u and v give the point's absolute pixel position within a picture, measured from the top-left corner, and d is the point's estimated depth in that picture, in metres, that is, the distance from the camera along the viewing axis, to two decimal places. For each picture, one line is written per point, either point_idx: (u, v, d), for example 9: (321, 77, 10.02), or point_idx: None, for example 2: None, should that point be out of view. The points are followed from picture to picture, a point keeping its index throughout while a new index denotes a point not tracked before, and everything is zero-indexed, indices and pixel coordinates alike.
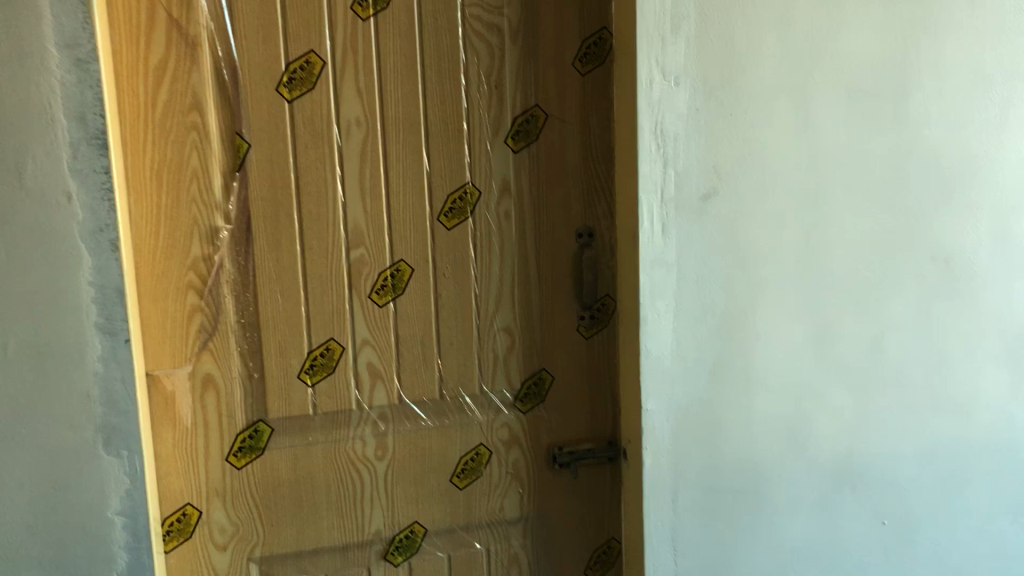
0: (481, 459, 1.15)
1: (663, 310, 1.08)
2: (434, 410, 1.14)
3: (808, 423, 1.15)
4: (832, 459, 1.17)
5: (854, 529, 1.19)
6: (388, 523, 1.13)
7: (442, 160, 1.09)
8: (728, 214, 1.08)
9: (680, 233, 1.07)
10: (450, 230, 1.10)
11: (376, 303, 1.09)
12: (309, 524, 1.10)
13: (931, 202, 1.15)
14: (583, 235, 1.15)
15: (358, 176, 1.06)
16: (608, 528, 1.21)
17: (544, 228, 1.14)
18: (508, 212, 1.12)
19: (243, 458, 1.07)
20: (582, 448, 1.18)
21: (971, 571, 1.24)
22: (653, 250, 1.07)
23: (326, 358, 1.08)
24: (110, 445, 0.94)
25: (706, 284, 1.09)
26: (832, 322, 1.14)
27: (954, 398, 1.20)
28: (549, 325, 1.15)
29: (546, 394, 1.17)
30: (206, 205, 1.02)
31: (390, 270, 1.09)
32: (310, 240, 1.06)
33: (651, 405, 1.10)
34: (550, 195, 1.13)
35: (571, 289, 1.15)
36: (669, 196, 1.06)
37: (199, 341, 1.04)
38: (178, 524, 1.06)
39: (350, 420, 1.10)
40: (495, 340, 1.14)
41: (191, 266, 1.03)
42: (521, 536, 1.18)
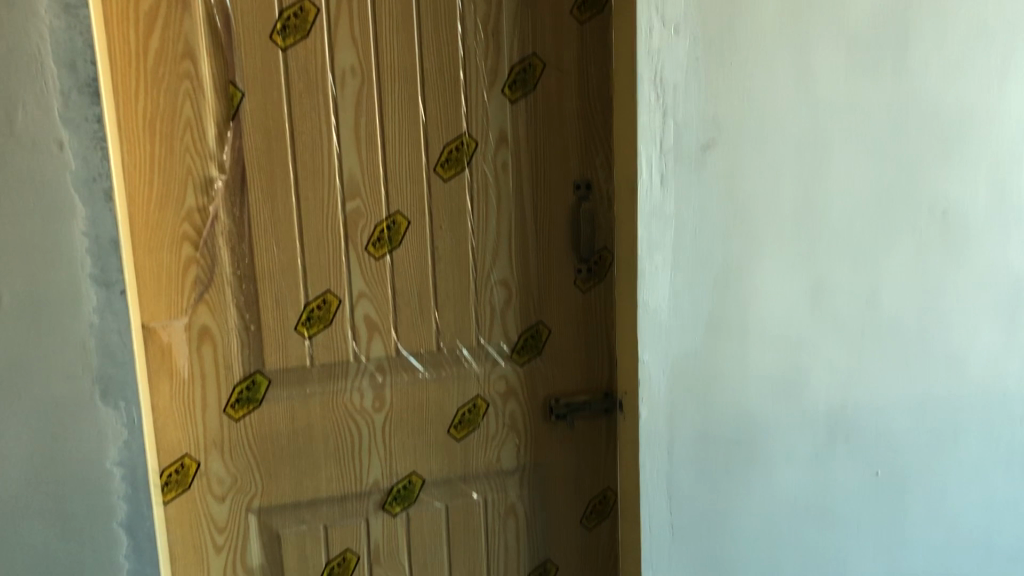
0: (478, 411, 1.16)
1: (661, 263, 1.08)
2: (431, 362, 1.13)
3: (804, 375, 1.15)
4: (827, 411, 1.17)
5: (847, 479, 1.20)
6: (386, 474, 1.14)
7: (438, 110, 1.07)
8: (728, 165, 1.07)
9: (679, 184, 1.06)
10: (446, 181, 1.09)
11: (373, 256, 1.09)
12: (307, 475, 1.11)
13: (931, 154, 1.14)
14: (581, 186, 1.14)
15: (354, 126, 1.05)
16: (604, 478, 1.22)
17: (541, 180, 1.13)
18: (506, 163, 1.11)
19: (241, 409, 1.07)
20: (579, 400, 1.18)
21: (963, 520, 1.25)
22: (652, 202, 1.06)
23: (322, 310, 1.08)
24: (108, 396, 0.94)
25: (705, 236, 1.08)
26: (830, 275, 1.14)
27: (949, 350, 1.20)
28: (547, 278, 1.15)
29: (543, 347, 1.17)
30: (200, 155, 1.01)
31: (386, 222, 1.08)
32: (305, 190, 1.05)
33: (648, 357, 1.10)
34: (548, 146, 1.12)
35: (568, 241, 1.15)
36: (668, 147, 1.05)
37: (195, 293, 1.04)
38: (176, 475, 1.06)
39: (347, 372, 1.10)
40: (492, 293, 1.14)
41: (186, 217, 1.02)
42: (518, 486, 1.19)
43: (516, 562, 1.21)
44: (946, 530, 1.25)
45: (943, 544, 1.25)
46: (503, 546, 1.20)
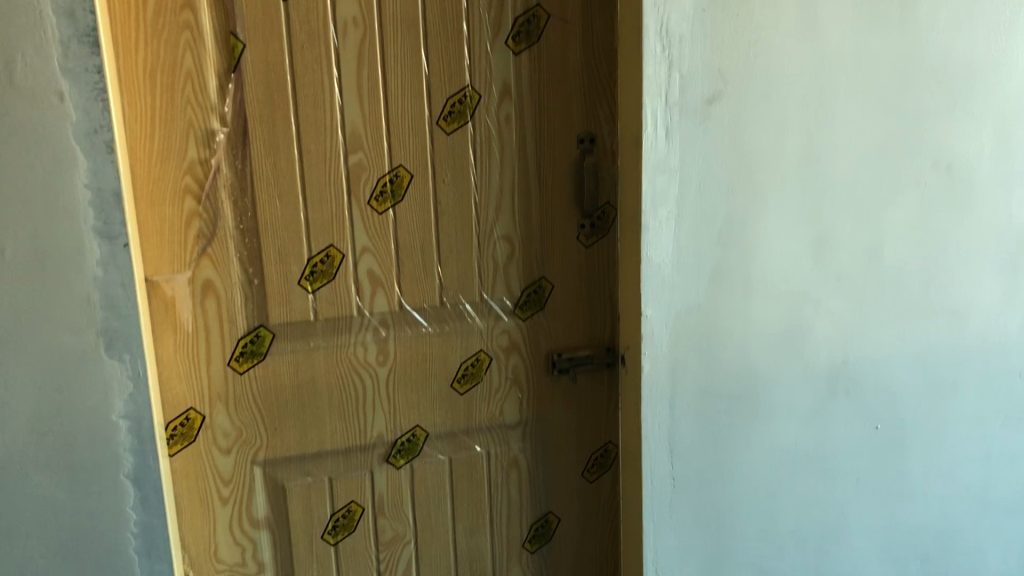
0: (481, 365, 1.16)
1: (665, 218, 1.08)
2: (435, 317, 1.14)
3: (806, 330, 1.16)
4: (828, 366, 1.18)
5: (847, 433, 1.21)
6: (390, 427, 1.14)
7: (441, 62, 1.06)
8: (733, 118, 1.06)
9: (684, 138, 1.05)
10: (449, 134, 1.09)
11: (376, 210, 1.08)
12: (312, 428, 1.11)
13: (937, 108, 1.13)
14: (585, 140, 1.13)
15: (356, 78, 1.04)
16: (606, 432, 1.23)
17: (545, 133, 1.12)
18: (509, 116, 1.10)
19: (245, 363, 1.07)
20: (581, 354, 1.19)
21: (960, 473, 1.26)
22: (657, 156, 1.05)
23: (326, 265, 1.08)
24: (113, 349, 0.94)
25: (708, 191, 1.08)
26: (834, 230, 1.14)
27: (950, 305, 1.20)
28: (550, 232, 1.15)
29: (545, 302, 1.17)
30: (201, 107, 1.00)
31: (389, 176, 1.08)
32: (307, 143, 1.04)
33: (651, 311, 1.10)
34: (551, 99, 1.11)
35: (572, 196, 1.14)
36: (674, 101, 1.04)
37: (198, 247, 1.04)
38: (182, 428, 1.07)
39: (351, 326, 1.10)
40: (495, 248, 1.14)
41: (188, 170, 1.01)
42: (521, 439, 1.20)
43: (518, 514, 1.22)
44: (944, 483, 1.26)
45: (941, 497, 1.26)
46: (506, 499, 1.21)
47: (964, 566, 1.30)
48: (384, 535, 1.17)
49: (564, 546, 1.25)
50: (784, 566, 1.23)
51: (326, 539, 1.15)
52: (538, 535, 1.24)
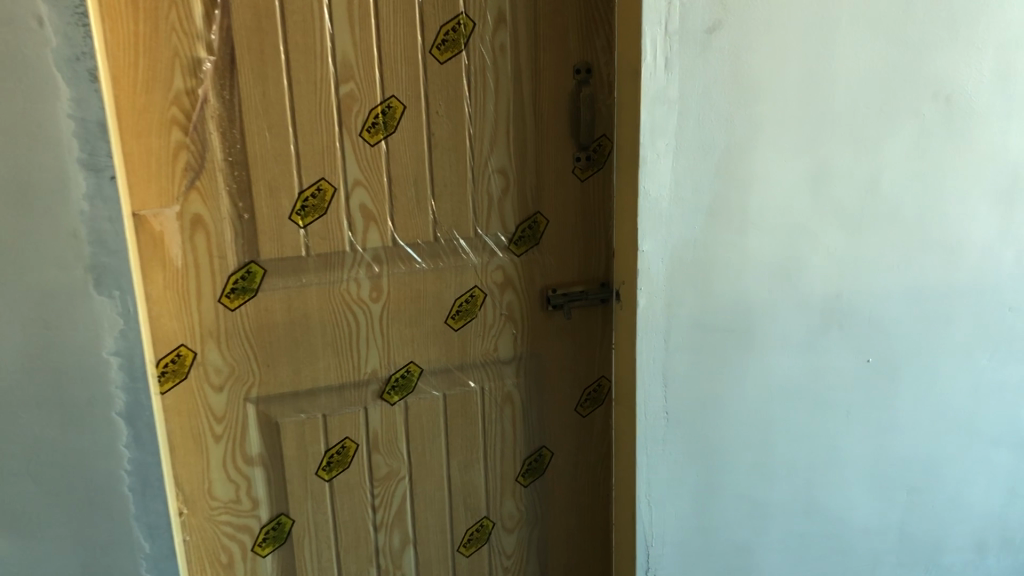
0: (476, 302, 1.15)
1: (663, 150, 1.06)
2: (429, 253, 1.12)
3: (801, 263, 1.16)
4: (823, 299, 1.18)
5: (839, 367, 1.21)
6: (384, 363, 1.13)
7: None
8: (734, 46, 1.04)
9: (684, 67, 1.04)
10: (443, 64, 1.06)
11: (368, 142, 1.06)
12: (305, 364, 1.10)
13: (938, 37, 1.11)
14: (581, 71, 1.11)
15: (346, 5, 1.01)
16: (599, 367, 1.23)
17: (541, 63, 1.09)
18: (504, 45, 1.07)
19: (236, 299, 1.05)
20: (576, 290, 1.18)
21: (948, 405, 1.28)
22: (656, 87, 1.04)
23: (317, 199, 1.06)
24: (102, 286, 0.92)
25: (707, 121, 1.07)
26: (831, 163, 1.13)
27: (943, 239, 1.20)
28: (545, 166, 1.13)
29: (540, 237, 1.16)
30: (186, 35, 0.97)
31: (381, 107, 1.05)
32: (296, 73, 1.01)
33: (647, 246, 1.09)
34: (548, 27, 1.08)
35: (568, 128, 1.13)
36: (674, 29, 1.02)
37: (186, 180, 1.01)
38: (173, 365, 1.05)
39: (344, 261, 1.08)
40: (490, 181, 1.12)
41: (174, 100, 0.98)
42: (515, 374, 1.19)
43: (513, 449, 1.22)
44: (932, 414, 1.27)
45: (929, 428, 1.28)
46: (500, 434, 1.21)
47: (949, 495, 1.32)
48: (378, 470, 1.17)
49: (557, 480, 1.26)
50: (775, 497, 1.25)
51: (321, 475, 1.14)
52: (531, 470, 1.24)
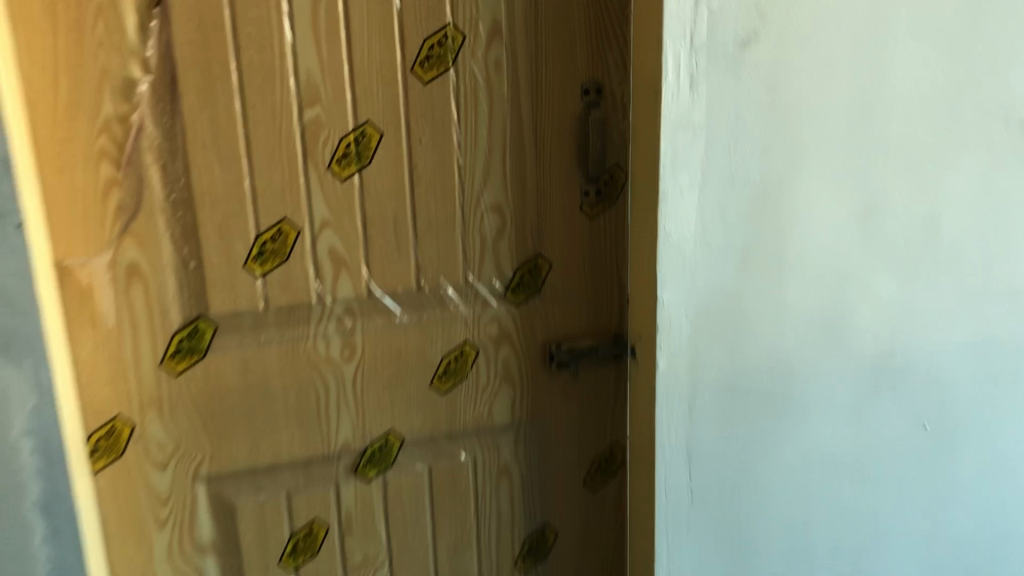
0: (466, 359, 0.98)
1: (686, 185, 0.91)
2: (411, 304, 0.95)
3: (848, 315, 0.99)
4: (872, 356, 1.01)
5: (890, 434, 1.04)
6: (358, 433, 0.96)
7: None
8: (772, 63, 0.88)
9: (711, 88, 0.88)
10: (426, 85, 0.90)
11: (338, 177, 0.90)
12: (264, 436, 0.94)
13: (1011, 50, 0.95)
14: (591, 91, 0.94)
15: (312, 15, 0.85)
16: (612, 433, 1.06)
17: (543, 82, 0.93)
18: (499, 62, 0.91)
19: (181, 363, 0.89)
20: (584, 345, 1.01)
21: (1014, 475, 1.10)
22: (679, 111, 0.88)
23: (277, 244, 0.90)
24: (9, 352, 0.76)
25: (739, 151, 0.91)
26: (884, 198, 0.96)
27: (1011, 284, 1.03)
28: (549, 202, 0.97)
29: (542, 284, 0.99)
30: (117, 51, 0.81)
31: (353, 135, 0.89)
32: (251, 96, 0.85)
33: (667, 296, 0.93)
34: (551, 40, 0.92)
35: (574, 159, 0.96)
36: (700, 42, 0.86)
37: (119, 223, 0.85)
38: (107, 442, 0.89)
39: (310, 316, 0.92)
40: (483, 220, 0.95)
41: (103, 128, 0.82)
42: (512, 444, 1.02)
43: (509, 529, 1.05)
44: (996, 486, 1.10)
45: (992, 502, 1.10)
46: (495, 512, 1.04)
47: None
48: (352, 557, 1.00)
49: (562, 563, 1.09)
50: None
51: (285, 564, 0.98)
52: (531, 552, 1.07)
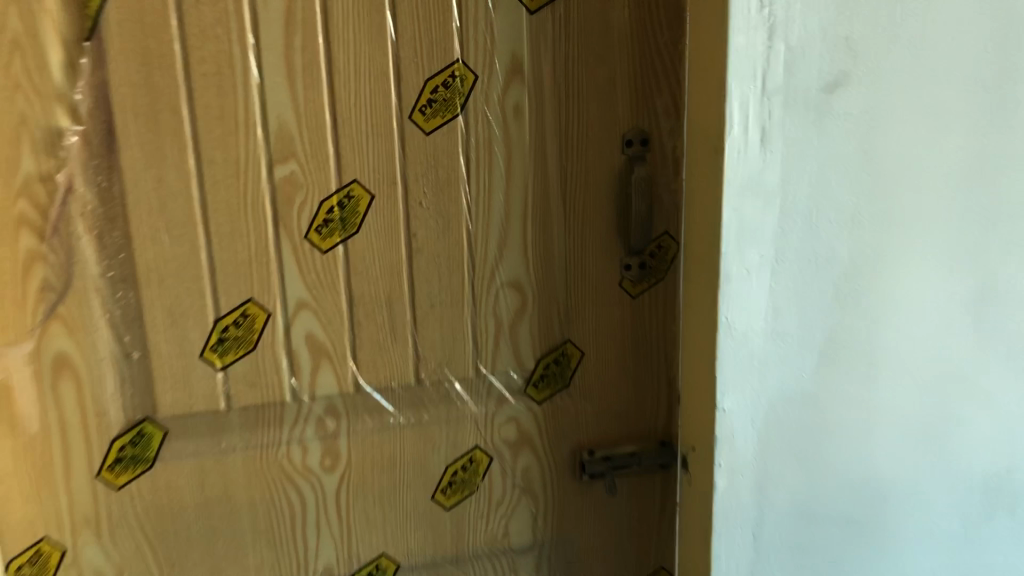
0: (477, 468, 0.80)
1: (755, 264, 0.72)
2: (408, 402, 0.78)
3: (956, 425, 0.79)
4: (985, 475, 0.81)
5: (1003, 566, 0.84)
6: (343, 557, 0.79)
7: (415, 27, 0.70)
8: (863, 112, 0.71)
9: (788, 142, 0.70)
10: (429, 135, 0.73)
11: (318, 249, 0.72)
12: (227, 560, 0.77)
13: None
14: (634, 142, 0.77)
15: (284, 49, 0.68)
16: (657, 557, 0.86)
17: (576, 133, 0.76)
18: (519, 108, 0.74)
19: (123, 475, 0.73)
20: (622, 453, 0.82)
21: None
22: (747, 172, 0.70)
23: (241, 330, 0.73)
24: None
25: (821, 221, 0.73)
26: (1002, 279, 0.77)
27: None
28: (582, 279, 0.79)
29: (571, 378, 0.81)
30: (40, 94, 0.65)
31: (336, 198, 0.72)
32: (208, 149, 0.69)
33: (727, 403, 0.74)
34: (584, 81, 0.75)
35: (614, 226, 0.78)
36: (774, 86, 0.69)
37: (45, 305, 0.69)
38: (31, 568, 0.73)
39: (283, 417, 0.75)
40: (498, 301, 0.77)
41: (22, 189, 0.67)
42: (533, 569, 0.84)
43: None
44: None
45: None
46: None
47: None
48: None
49: None
50: None
51: None
52: None
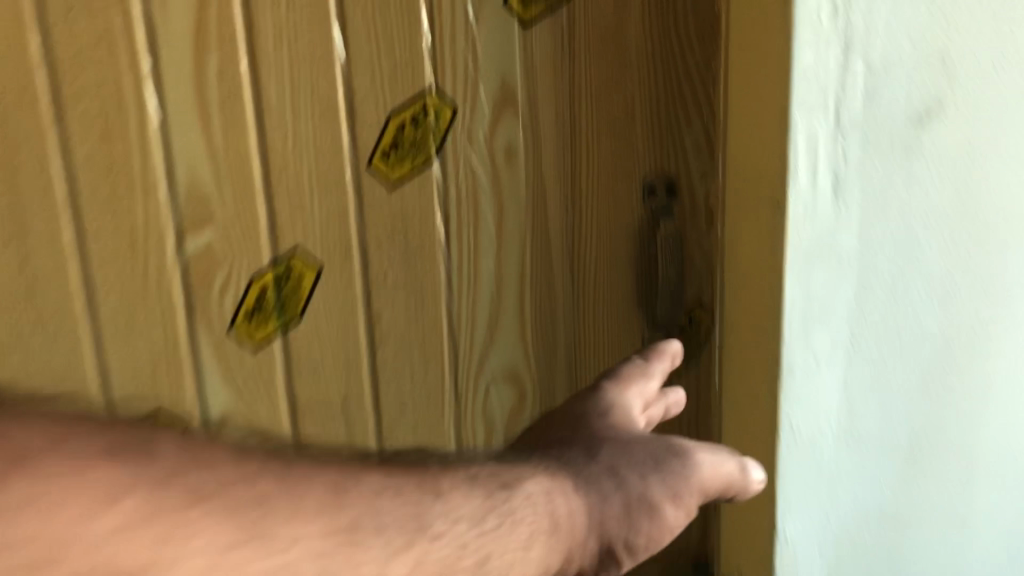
0: None
1: (823, 350, 0.56)
2: None
3: None
4: None
5: None
6: None
7: (366, 54, 0.59)
8: (964, 148, 0.55)
9: (865, 193, 0.54)
10: (394, 186, 0.62)
11: (248, 344, 0.65)
12: None
13: None
14: (657, 189, 0.61)
15: (196, 97, 0.60)
16: None
17: (585, 178, 0.61)
18: (512, 147, 0.61)
19: None
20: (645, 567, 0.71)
21: None
22: (815, 234, 0.54)
23: None
24: None
25: (910, 290, 0.56)
26: None
27: None
28: (595, 357, 0.65)
29: None
30: None
31: (270, 277, 0.63)
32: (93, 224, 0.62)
33: (789, 527, 0.59)
34: (595, 112, 0.60)
35: (634, 294, 0.63)
36: (851, 120, 0.52)
37: None
38: None
39: None
40: (490, 384, 0.66)
41: None
42: None
43: None
44: None
45: None
46: None
47: None
48: None
49: None
50: None
51: None
52: None
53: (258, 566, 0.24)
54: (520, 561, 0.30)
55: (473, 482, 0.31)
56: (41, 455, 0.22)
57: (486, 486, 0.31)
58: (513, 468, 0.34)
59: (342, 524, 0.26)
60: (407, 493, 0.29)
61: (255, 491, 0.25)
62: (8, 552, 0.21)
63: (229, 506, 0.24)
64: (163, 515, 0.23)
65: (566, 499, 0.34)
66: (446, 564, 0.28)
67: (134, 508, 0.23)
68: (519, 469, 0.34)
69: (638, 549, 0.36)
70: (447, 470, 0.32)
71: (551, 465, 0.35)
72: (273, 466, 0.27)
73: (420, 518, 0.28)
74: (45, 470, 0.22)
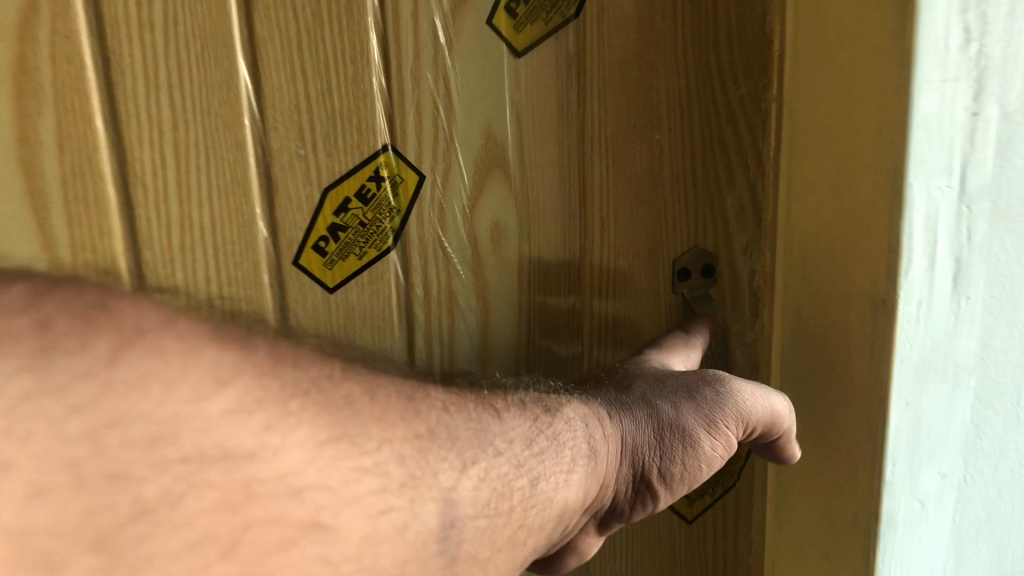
0: None
1: (935, 489, 0.42)
2: None
3: None
4: None
5: None
6: None
7: (284, 101, 0.40)
8: None
9: (993, 280, 0.40)
10: (332, 292, 0.43)
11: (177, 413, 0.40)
12: None
13: None
14: (691, 273, 0.46)
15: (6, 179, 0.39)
16: None
17: (598, 262, 0.45)
18: (500, 224, 0.44)
19: None
20: None
21: None
22: (931, 342, 0.39)
23: None
24: None
25: None
26: None
27: None
28: None
29: None
30: None
31: None
32: None
33: None
34: (611, 174, 0.44)
35: None
36: (980, 185, 0.38)
37: None
38: None
39: None
40: None
41: None
42: None
43: None
44: None
45: None
46: None
47: None
48: None
49: None
50: None
51: None
52: None
53: (352, 464, 0.23)
54: (564, 481, 0.34)
55: (523, 407, 0.35)
56: (153, 330, 0.19)
57: (535, 411, 0.35)
58: (554, 398, 0.37)
59: (422, 431, 0.27)
60: (469, 412, 0.31)
61: (343, 392, 0.24)
62: (140, 421, 0.18)
63: (326, 405, 0.23)
64: (268, 403, 0.21)
65: (602, 426, 0.37)
66: (506, 478, 0.31)
67: (245, 396, 0.20)
68: (558, 398, 0.37)
69: (673, 477, 0.38)
70: (493, 395, 0.35)
71: (584, 399, 0.38)
72: (354, 368, 0.26)
73: (481, 435, 0.31)
74: (164, 344, 0.19)
